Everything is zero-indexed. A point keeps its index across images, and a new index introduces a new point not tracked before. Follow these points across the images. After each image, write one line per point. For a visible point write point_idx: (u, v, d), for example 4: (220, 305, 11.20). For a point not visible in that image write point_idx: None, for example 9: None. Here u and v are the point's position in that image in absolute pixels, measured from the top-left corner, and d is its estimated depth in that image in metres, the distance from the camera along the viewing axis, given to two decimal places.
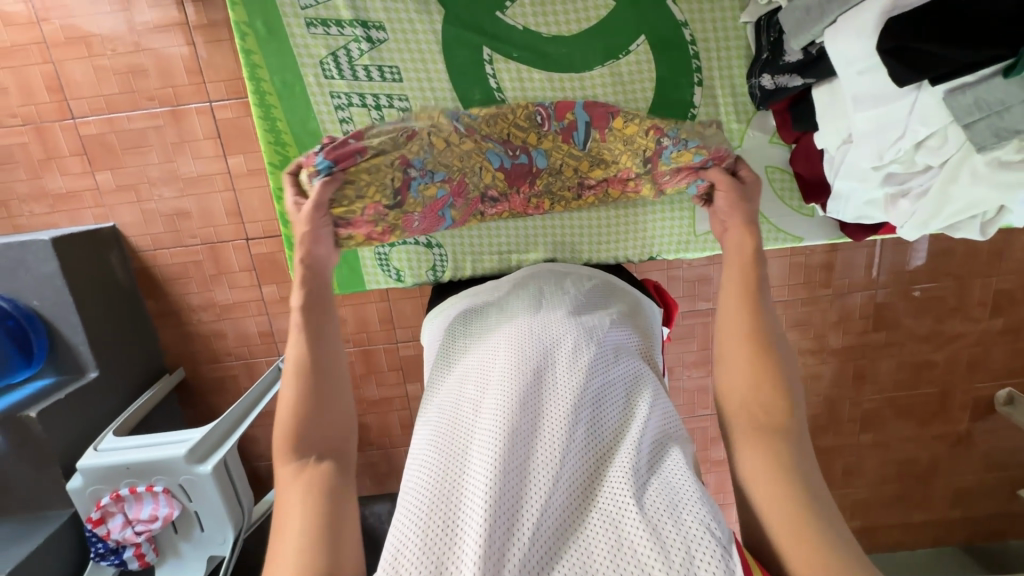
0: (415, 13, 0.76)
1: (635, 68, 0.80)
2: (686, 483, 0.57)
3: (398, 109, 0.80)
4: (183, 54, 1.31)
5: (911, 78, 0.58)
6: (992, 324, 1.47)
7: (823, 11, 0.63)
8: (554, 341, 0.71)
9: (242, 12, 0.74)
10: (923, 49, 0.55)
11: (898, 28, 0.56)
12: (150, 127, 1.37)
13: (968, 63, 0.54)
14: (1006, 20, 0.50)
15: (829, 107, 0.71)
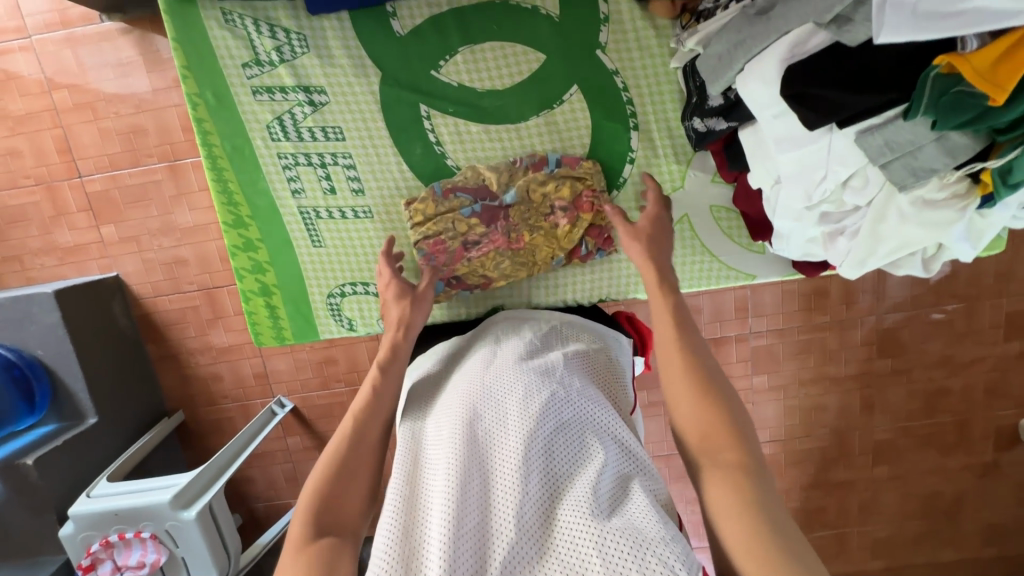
0: (353, 76, 0.80)
1: (570, 116, 0.81)
2: (649, 519, 0.52)
3: (342, 166, 0.83)
4: (179, 112, 1.40)
5: (818, 121, 0.57)
6: (1008, 348, 1.39)
7: (731, 58, 0.63)
8: (502, 385, 0.66)
9: (193, 86, 0.80)
10: (826, 94, 0.55)
11: (797, 76, 0.56)
12: (149, 182, 1.45)
13: (869, 106, 0.54)
14: (892, 69, 0.52)
15: (755, 149, 0.70)
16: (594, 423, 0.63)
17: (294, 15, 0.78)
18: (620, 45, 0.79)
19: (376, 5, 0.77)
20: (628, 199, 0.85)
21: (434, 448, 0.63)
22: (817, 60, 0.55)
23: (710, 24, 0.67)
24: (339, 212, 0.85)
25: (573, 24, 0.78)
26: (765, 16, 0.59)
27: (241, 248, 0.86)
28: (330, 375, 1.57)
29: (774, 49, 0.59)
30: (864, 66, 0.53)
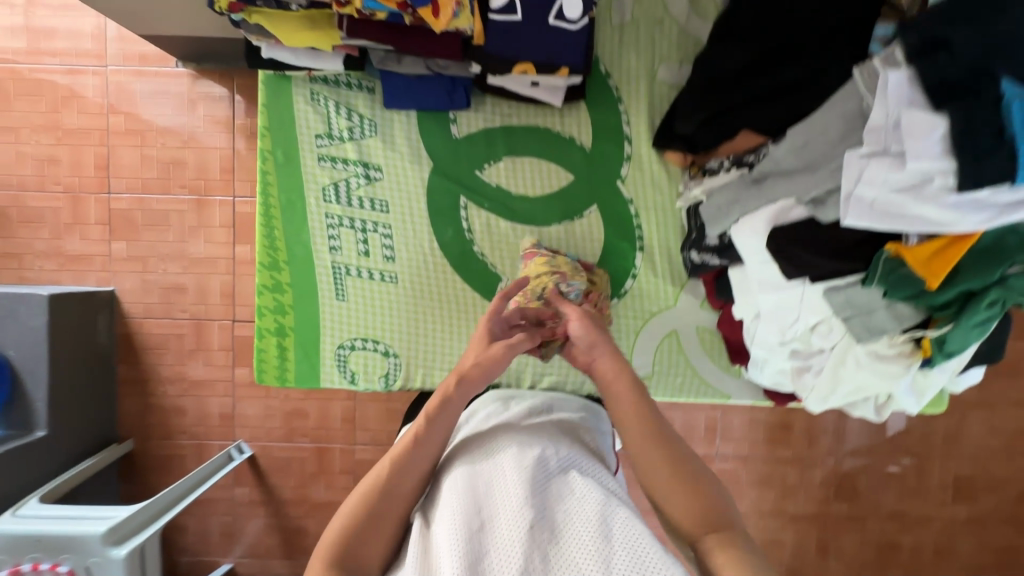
0: (408, 162, 0.92)
1: (587, 229, 0.94)
2: (645, 547, 0.51)
3: (380, 234, 0.93)
4: (222, 155, 1.52)
5: (795, 273, 0.71)
6: (955, 511, 1.46)
7: (728, 210, 0.77)
8: (494, 440, 0.66)
9: (268, 144, 0.91)
10: (800, 255, 0.69)
11: (780, 237, 0.71)
12: (174, 210, 1.53)
13: (832, 271, 0.67)
14: (854, 246, 0.65)
15: (740, 286, 0.83)
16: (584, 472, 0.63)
17: (370, 104, 0.91)
18: (636, 180, 0.93)
19: (441, 111, 0.91)
20: (626, 308, 0.95)
21: (433, 502, 0.61)
22: (798, 227, 0.70)
23: (714, 179, 0.82)
24: (368, 272, 0.93)
25: (600, 157, 0.93)
26: (759, 183, 0.73)
27: (269, 288, 0.92)
28: (297, 427, 1.56)
29: (763, 212, 0.73)
30: (834, 239, 0.67)
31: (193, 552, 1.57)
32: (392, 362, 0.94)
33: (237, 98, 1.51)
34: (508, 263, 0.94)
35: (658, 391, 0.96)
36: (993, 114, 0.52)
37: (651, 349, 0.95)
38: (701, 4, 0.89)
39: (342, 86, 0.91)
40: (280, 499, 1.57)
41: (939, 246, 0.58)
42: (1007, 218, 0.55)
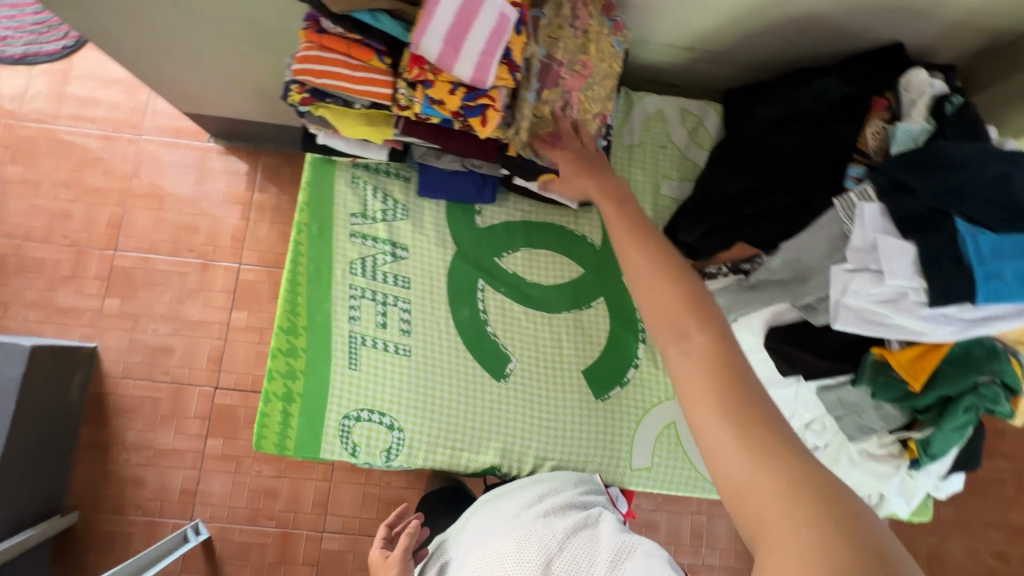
0: (433, 244, 1.00)
1: (593, 318, 1.01)
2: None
3: (400, 308, 0.98)
4: (235, 224, 1.58)
5: (790, 371, 0.77)
6: None
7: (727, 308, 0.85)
8: (500, 547, 0.75)
9: (304, 216, 0.98)
10: (795, 354, 0.76)
11: (777, 336, 0.78)
12: (177, 272, 1.55)
13: (824, 370, 0.75)
14: (842, 349, 0.74)
15: None
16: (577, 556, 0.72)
17: (404, 192, 1.01)
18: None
19: (468, 202, 1.01)
20: (627, 397, 0.99)
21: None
22: (791, 328, 0.77)
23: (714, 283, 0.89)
24: (382, 344, 0.96)
25: (608, 255, 1.03)
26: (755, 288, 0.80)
27: (284, 352, 0.94)
28: (264, 508, 1.46)
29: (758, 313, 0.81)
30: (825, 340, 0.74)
31: None
32: (396, 437, 0.93)
33: (259, 174, 1.61)
34: (518, 344, 0.98)
35: (655, 482, 0.97)
36: (951, 242, 0.63)
37: (651, 439, 0.97)
38: (697, 134, 1.06)
39: (376, 172, 1.01)
40: None
41: (920, 355, 0.67)
42: (970, 331, 0.64)
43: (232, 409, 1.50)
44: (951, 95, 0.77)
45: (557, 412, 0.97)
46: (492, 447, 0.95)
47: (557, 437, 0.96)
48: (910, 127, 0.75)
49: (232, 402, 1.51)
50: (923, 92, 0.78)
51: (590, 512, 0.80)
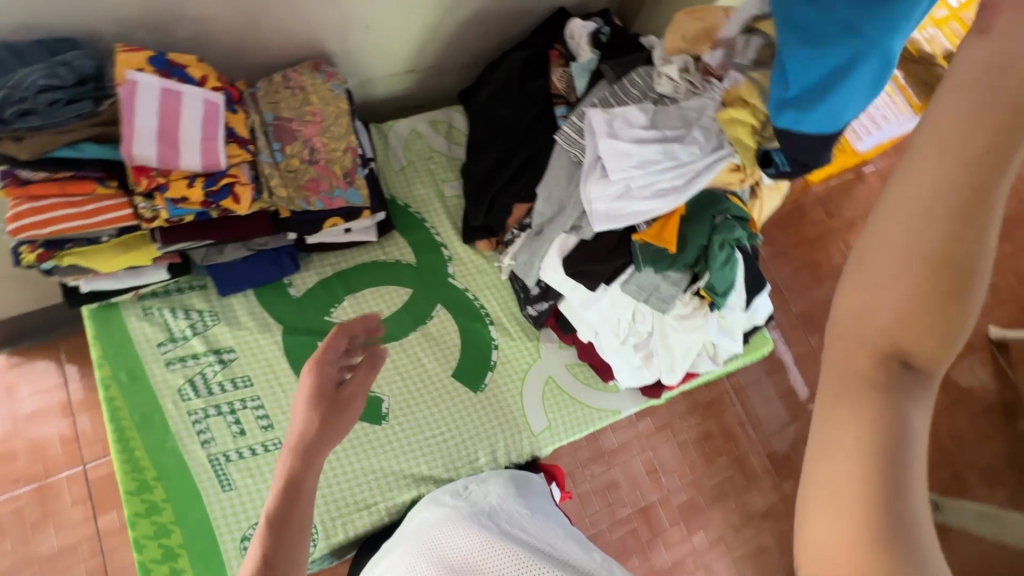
0: (257, 332, 0.98)
1: (441, 325, 1.06)
2: None
3: (250, 407, 0.94)
4: (61, 425, 1.39)
5: (594, 284, 0.88)
6: None
7: (526, 258, 0.94)
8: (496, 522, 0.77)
9: (104, 370, 0.90)
10: (589, 267, 0.87)
11: (571, 259, 0.88)
12: (9, 511, 1.32)
13: (615, 268, 0.87)
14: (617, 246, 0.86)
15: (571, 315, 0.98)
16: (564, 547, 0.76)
17: (206, 298, 0.98)
18: (464, 272, 1.10)
19: (276, 280, 1.01)
20: (504, 376, 1.04)
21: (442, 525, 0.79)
22: (577, 249, 0.88)
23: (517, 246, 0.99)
24: (249, 450, 0.92)
25: (428, 266, 1.09)
26: (540, 234, 0.92)
27: (143, 513, 0.85)
28: None
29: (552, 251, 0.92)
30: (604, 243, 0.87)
31: None
32: None
33: (66, 363, 1.43)
34: (383, 382, 1.00)
35: (562, 435, 1.03)
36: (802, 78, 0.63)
37: (540, 402, 1.04)
38: (453, 136, 1.17)
39: (173, 290, 0.97)
40: None
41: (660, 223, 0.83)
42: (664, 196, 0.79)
43: None
44: (601, 29, 0.96)
45: (446, 420, 0.99)
46: (404, 484, 0.95)
47: (459, 444, 0.99)
48: (579, 62, 0.93)
49: None
50: (580, 34, 0.96)
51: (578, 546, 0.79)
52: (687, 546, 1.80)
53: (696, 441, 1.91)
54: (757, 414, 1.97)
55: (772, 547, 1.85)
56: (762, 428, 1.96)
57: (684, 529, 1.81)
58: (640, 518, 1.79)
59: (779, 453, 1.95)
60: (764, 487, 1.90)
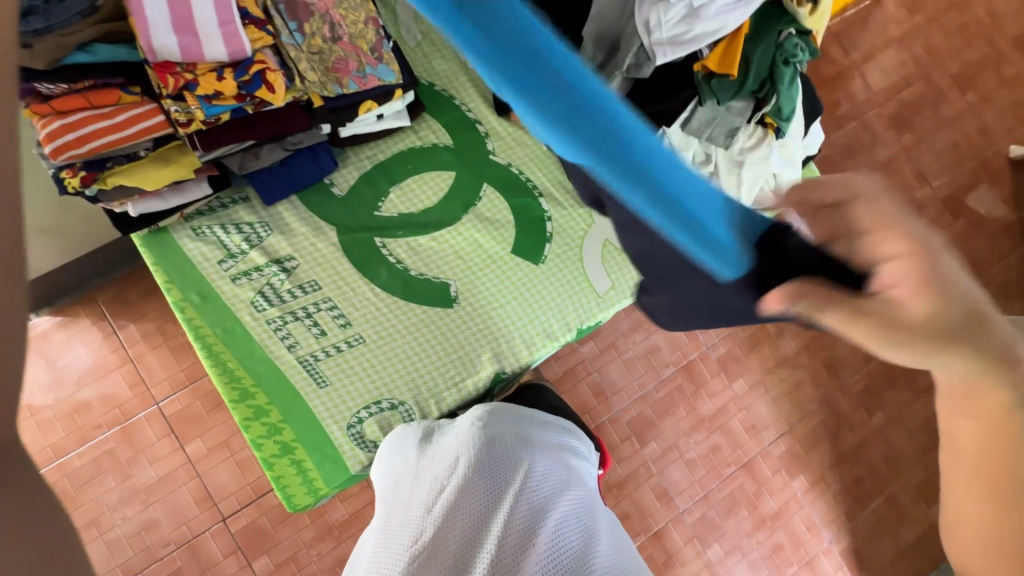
0: (313, 239, 1.07)
1: (494, 204, 1.12)
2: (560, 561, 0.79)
3: (323, 308, 1.04)
4: (124, 369, 1.64)
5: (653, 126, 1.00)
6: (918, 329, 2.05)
7: None
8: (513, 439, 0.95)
9: (185, 297, 0.99)
10: None
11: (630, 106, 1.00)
12: (102, 452, 1.59)
13: None
14: None
15: None
16: (570, 497, 0.90)
17: (253, 211, 1.07)
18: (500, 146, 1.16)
19: (319, 180, 1.09)
20: (562, 243, 1.10)
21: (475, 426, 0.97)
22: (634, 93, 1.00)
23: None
24: (333, 347, 1.02)
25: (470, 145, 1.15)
26: None
27: (253, 416, 0.96)
28: None
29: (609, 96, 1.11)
30: None
31: None
32: (403, 409, 1.00)
33: (110, 315, 1.64)
34: (446, 269, 1.08)
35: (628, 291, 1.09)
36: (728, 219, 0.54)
37: (602, 265, 1.10)
38: None
39: (233, 218, 1.06)
40: None
41: (721, 52, 1.00)
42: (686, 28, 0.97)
43: (253, 524, 1.62)
44: None
45: (507, 295, 1.07)
46: (485, 360, 1.05)
47: (530, 319, 1.06)
48: None
49: (250, 519, 1.62)
50: None
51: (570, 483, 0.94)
52: (729, 392, 1.93)
53: None
54: None
55: (807, 381, 1.99)
56: None
57: (724, 378, 1.93)
58: (683, 375, 1.90)
59: None
60: (794, 332, 2.01)
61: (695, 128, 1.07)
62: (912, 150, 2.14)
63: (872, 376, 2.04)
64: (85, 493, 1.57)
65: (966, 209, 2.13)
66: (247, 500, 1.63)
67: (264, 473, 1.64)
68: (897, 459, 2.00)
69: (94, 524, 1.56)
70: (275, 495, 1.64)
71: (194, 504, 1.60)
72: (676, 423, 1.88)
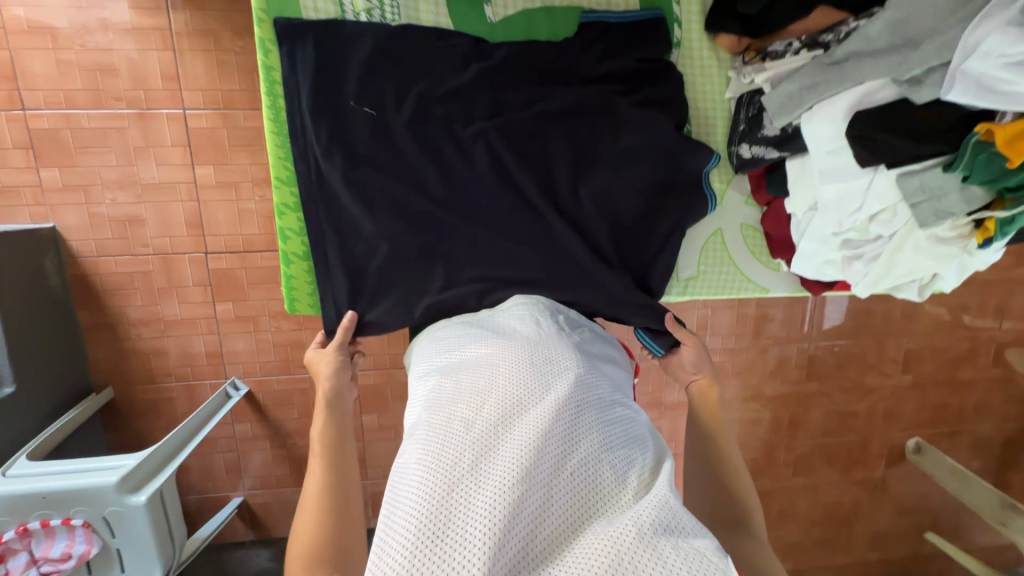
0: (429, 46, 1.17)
1: (698, 81, 1.26)
2: (582, 487, 0.76)
3: None
4: (162, 57, 1.47)
5: (869, 158, 0.96)
6: (877, 427, 2.14)
7: (802, 99, 1.03)
8: (549, 354, 0.96)
9: (274, 129, 1.14)
10: (880, 137, 0.93)
11: (860, 121, 0.95)
12: (112, 127, 1.49)
13: (913, 153, 0.92)
14: (938, 132, 0.89)
15: (801, 175, 1.15)
16: (608, 399, 0.92)
17: None
18: (694, 74, 1.25)
19: None
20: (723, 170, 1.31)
21: (513, 336, 1.00)
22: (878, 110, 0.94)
23: (776, 64, 1.10)
24: None
25: (652, 66, 1.20)
26: (838, 64, 0.98)
27: (286, 184, 1.16)
28: (295, 360, 1.71)
29: (850, 92, 0.97)
30: (914, 121, 0.91)
31: (207, 482, 1.76)
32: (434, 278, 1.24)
33: None
34: None
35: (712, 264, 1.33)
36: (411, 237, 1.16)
37: (697, 252, 1.33)
38: None
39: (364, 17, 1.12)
40: (284, 431, 1.76)
41: (1022, 128, 0.79)
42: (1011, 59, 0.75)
43: (229, 272, 1.62)
44: None
45: None
46: None
47: None
48: None
49: (228, 266, 1.61)
50: None
51: (623, 419, 0.91)
52: None
53: (752, 318, 1.93)
54: (817, 317, 1.98)
55: (764, 422, 2.06)
56: (812, 330, 1.99)
57: None
58: None
59: (814, 356, 2.02)
60: (787, 378, 2.03)
61: (909, 188, 0.95)
62: (1014, 285, 2.05)
63: (819, 447, 2.12)
64: (82, 157, 1.50)
65: (1008, 363, 2.15)
66: (234, 248, 1.61)
67: (260, 234, 1.60)
68: (788, 516, 2.17)
69: (83, 191, 1.52)
70: (260, 257, 1.62)
71: (184, 226, 1.58)
72: (636, 393, 1.94)
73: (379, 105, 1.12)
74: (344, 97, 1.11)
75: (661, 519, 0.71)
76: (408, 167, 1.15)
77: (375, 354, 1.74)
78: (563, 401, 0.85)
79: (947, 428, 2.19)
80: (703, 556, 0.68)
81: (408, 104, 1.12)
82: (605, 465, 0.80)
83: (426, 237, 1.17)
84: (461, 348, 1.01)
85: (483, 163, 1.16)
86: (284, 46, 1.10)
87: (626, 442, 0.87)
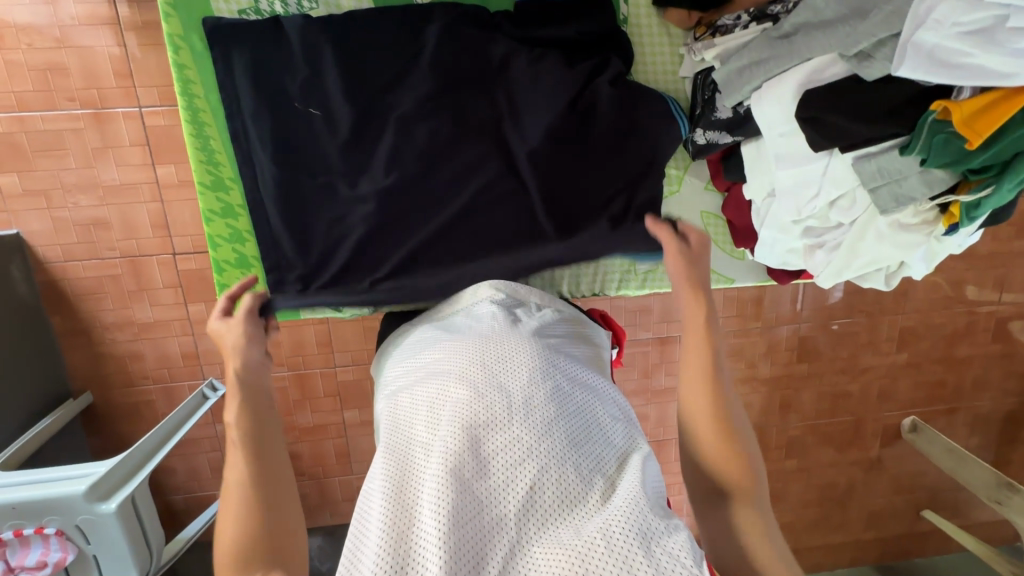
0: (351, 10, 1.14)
1: (649, 61, 1.22)
2: (545, 498, 0.72)
3: None
4: (114, 53, 1.42)
5: (821, 142, 0.95)
6: (871, 406, 2.10)
7: (749, 79, 1.03)
8: (505, 347, 0.89)
9: (192, 128, 1.13)
10: (827, 119, 0.93)
11: (811, 102, 0.94)
12: (68, 128, 1.45)
13: (865, 137, 0.92)
14: (886, 113, 0.89)
15: (756, 161, 1.14)
16: (572, 390, 0.86)
17: None
18: (645, 53, 1.22)
19: None
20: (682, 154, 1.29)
21: (472, 335, 0.93)
22: (824, 91, 0.93)
23: (724, 40, 1.07)
24: None
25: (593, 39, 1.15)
26: (788, 38, 0.97)
27: (210, 187, 1.17)
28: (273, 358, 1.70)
29: (798, 71, 0.96)
30: (862, 103, 0.90)
31: (192, 481, 1.77)
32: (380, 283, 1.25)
33: None
34: None
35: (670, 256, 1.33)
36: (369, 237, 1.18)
37: None
38: None
39: (280, 6, 1.12)
40: None
41: (979, 104, 0.79)
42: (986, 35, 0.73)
43: (200, 272, 1.59)
44: None
45: None
46: None
47: None
48: None
49: (198, 267, 1.59)
50: None
51: (592, 410, 0.85)
52: None
53: (739, 300, 1.88)
54: (807, 297, 1.92)
55: (754, 405, 2.02)
56: (802, 311, 1.93)
57: None
58: (656, 345, 1.87)
59: (805, 337, 1.97)
60: (776, 361, 1.98)
61: (865, 172, 0.96)
62: (1014, 258, 1.97)
63: (812, 429, 2.09)
64: (40, 160, 1.47)
65: (1009, 337, 2.08)
66: (202, 248, 1.58)
67: None
68: (780, 499, 2.15)
69: (44, 196, 1.49)
70: None
71: (150, 227, 1.54)
72: (622, 381, 1.91)
73: (326, 105, 1.12)
74: (291, 98, 1.12)
75: (626, 527, 0.67)
76: (355, 154, 1.15)
77: (352, 350, 1.72)
78: (523, 406, 0.79)
79: (944, 406, 2.14)
80: (677, 561, 0.66)
81: (337, 83, 1.10)
82: (569, 468, 0.75)
83: (383, 235, 1.18)
84: (420, 352, 0.95)
85: (426, 142, 1.14)
86: (216, 49, 1.09)
87: (595, 436, 0.81)
